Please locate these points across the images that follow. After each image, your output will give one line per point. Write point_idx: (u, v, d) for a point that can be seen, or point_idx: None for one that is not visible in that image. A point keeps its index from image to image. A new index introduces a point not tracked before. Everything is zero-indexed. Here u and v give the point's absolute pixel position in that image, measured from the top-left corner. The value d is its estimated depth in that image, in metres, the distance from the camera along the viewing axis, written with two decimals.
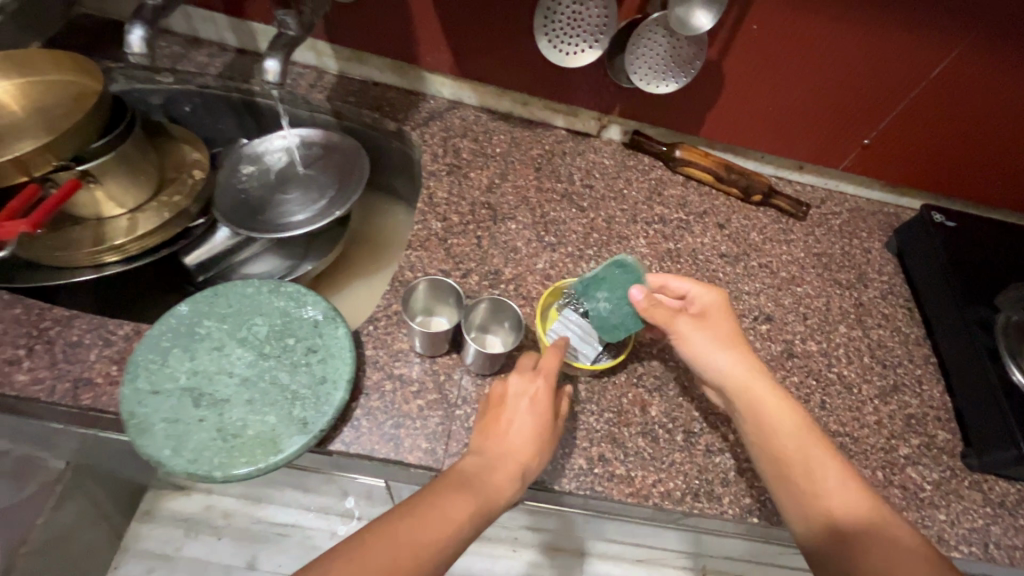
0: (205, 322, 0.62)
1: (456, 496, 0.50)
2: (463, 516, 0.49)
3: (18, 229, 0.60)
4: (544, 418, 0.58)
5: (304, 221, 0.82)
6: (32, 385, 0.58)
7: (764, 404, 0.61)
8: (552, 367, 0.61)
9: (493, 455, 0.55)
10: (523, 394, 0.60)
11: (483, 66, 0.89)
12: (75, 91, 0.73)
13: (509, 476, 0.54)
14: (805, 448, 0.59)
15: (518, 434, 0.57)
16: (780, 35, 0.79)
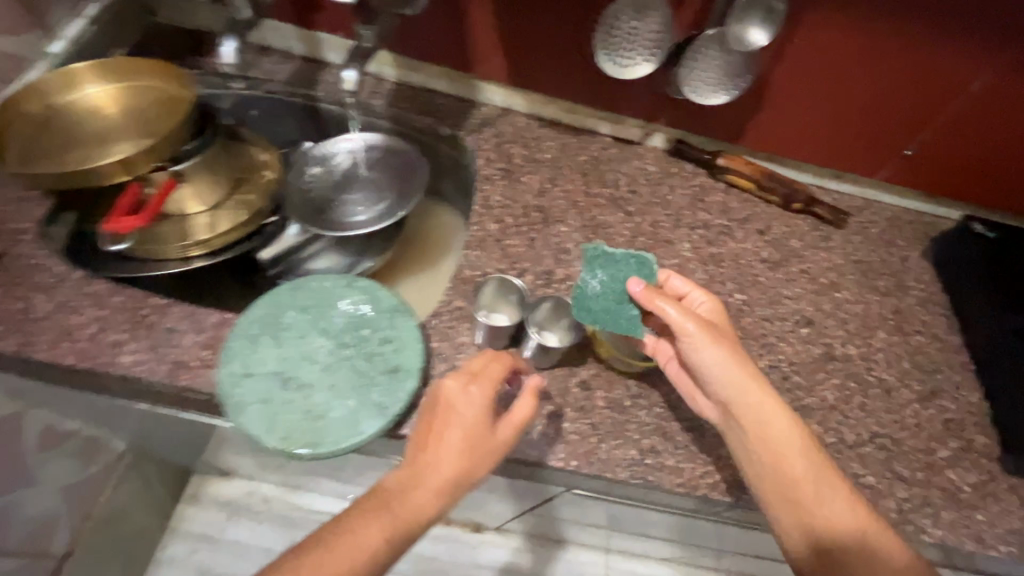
0: (288, 313, 0.67)
1: (373, 521, 0.54)
2: (383, 537, 0.54)
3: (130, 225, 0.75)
4: (475, 426, 0.57)
5: (367, 221, 0.87)
6: (136, 366, 0.64)
7: (766, 418, 0.63)
8: (488, 372, 0.60)
9: (425, 470, 0.56)
10: (458, 405, 0.58)
11: (536, 76, 0.94)
12: (161, 97, 0.79)
13: (437, 493, 0.55)
14: (792, 467, 0.62)
15: (447, 448, 0.56)
16: (824, 50, 0.83)
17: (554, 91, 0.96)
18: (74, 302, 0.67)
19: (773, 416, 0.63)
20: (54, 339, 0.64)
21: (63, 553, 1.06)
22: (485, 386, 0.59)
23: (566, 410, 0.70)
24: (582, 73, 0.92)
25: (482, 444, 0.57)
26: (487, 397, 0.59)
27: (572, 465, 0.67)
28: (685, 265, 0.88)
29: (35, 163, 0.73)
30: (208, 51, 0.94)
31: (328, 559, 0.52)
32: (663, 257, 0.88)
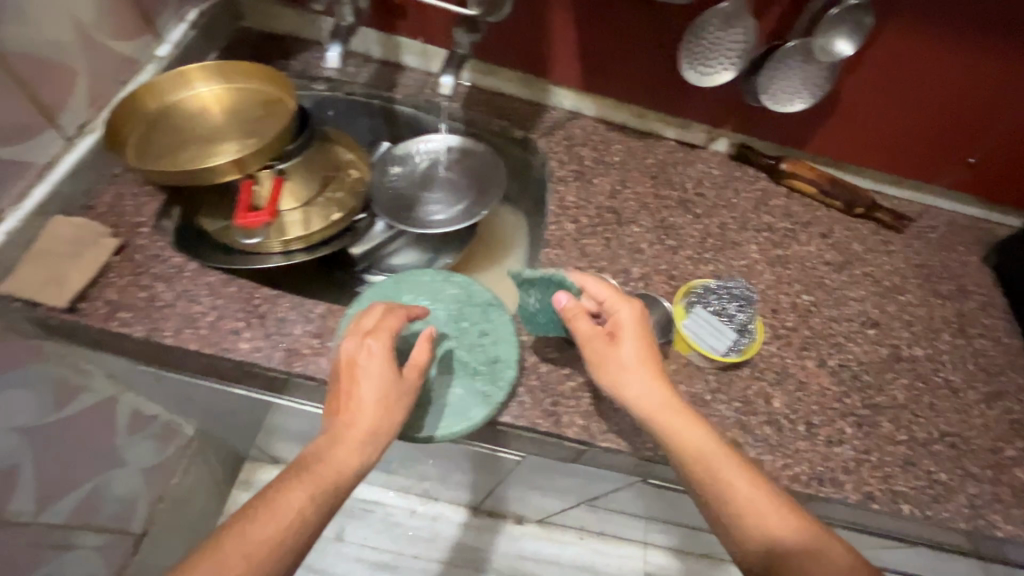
0: (393, 305, 0.71)
1: (296, 488, 0.53)
2: (306, 505, 0.53)
3: (260, 219, 0.79)
4: (386, 385, 0.59)
5: (448, 218, 0.91)
6: (254, 352, 0.68)
7: (654, 413, 0.61)
8: (392, 333, 0.62)
9: (338, 433, 0.56)
10: (372, 367, 0.59)
11: (608, 81, 0.97)
12: (262, 98, 0.84)
13: (355, 452, 0.56)
14: (709, 463, 0.58)
15: (363, 406, 0.58)
16: (901, 58, 0.85)
17: (623, 96, 0.99)
18: (192, 291, 0.71)
19: (654, 410, 0.61)
20: (178, 325, 0.68)
21: (141, 531, 1.10)
22: (384, 348, 0.60)
23: None
24: (653, 79, 0.95)
25: (397, 400, 0.59)
26: (388, 357, 0.60)
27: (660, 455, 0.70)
28: (753, 266, 0.90)
29: (148, 160, 0.76)
30: (292, 53, 0.98)
31: (251, 531, 0.50)
32: (732, 258, 0.91)
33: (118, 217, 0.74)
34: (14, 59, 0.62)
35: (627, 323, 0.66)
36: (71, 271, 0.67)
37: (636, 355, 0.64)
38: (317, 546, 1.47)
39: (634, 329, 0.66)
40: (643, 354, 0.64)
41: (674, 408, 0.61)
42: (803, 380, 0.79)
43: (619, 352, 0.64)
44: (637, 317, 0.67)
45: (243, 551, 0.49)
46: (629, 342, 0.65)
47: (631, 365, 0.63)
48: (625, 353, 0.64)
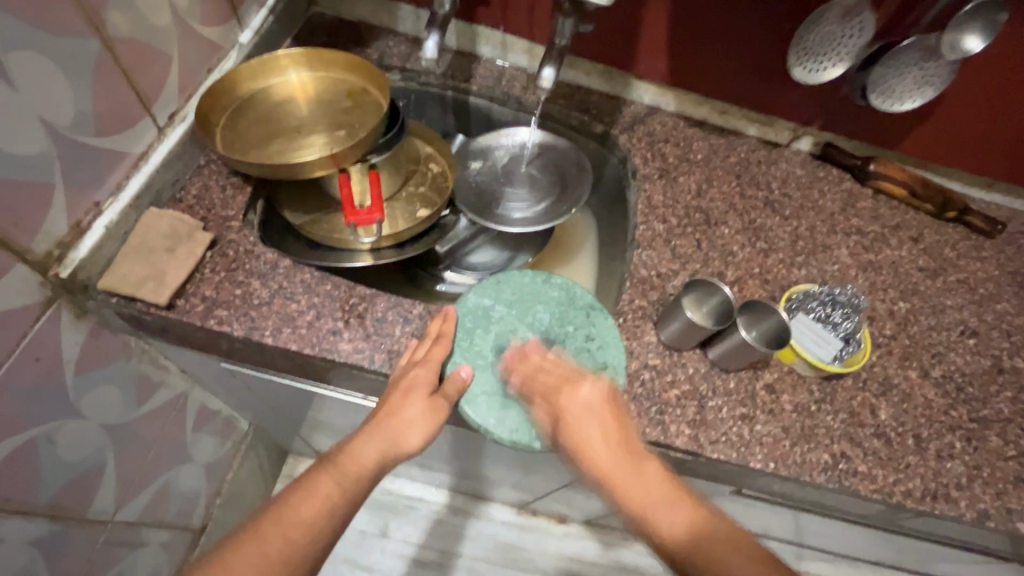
0: (496, 307, 0.69)
1: (322, 478, 0.56)
2: (333, 493, 0.56)
3: (372, 217, 0.76)
4: (428, 400, 0.61)
5: (531, 217, 0.89)
6: (355, 354, 0.66)
7: (608, 474, 0.55)
8: (438, 357, 0.63)
9: (371, 433, 0.60)
10: (420, 382, 0.61)
11: (694, 76, 0.93)
12: (347, 89, 0.81)
13: (381, 452, 0.59)
14: (651, 520, 0.52)
15: (402, 419, 0.60)
16: (1016, 63, 0.80)
17: (709, 91, 0.95)
18: (287, 289, 0.68)
19: (609, 473, 0.55)
20: (277, 324, 0.66)
21: (200, 526, 1.08)
22: (428, 369, 0.62)
23: (757, 413, 0.71)
24: (744, 73, 0.91)
25: (436, 415, 0.61)
26: (434, 376, 0.62)
27: (770, 467, 0.68)
28: (846, 271, 0.87)
29: (237, 151, 0.73)
30: (367, 41, 0.94)
31: (290, 515, 0.53)
32: (825, 262, 0.87)
33: (207, 210, 0.72)
34: (118, 45, 0.60)
35: (580, 402, 0.59)
36: (168, 267, 0.65)
37: (592, 429, 0.57)
38: (355, 541, 1.38)
39: (587, 408, 0.58)
40: (602, 433, 0.57)
41: (627, 467, 0.55)
42: (907, 391, 0.76)
43: (578, 436, 0.57)
44: (591, 395, 0.59)
45: (284, 534, 0.52)
46: (586, 423, 0.58)
47: (594, 439, 0.57)
48: (580, 425, 0.58)
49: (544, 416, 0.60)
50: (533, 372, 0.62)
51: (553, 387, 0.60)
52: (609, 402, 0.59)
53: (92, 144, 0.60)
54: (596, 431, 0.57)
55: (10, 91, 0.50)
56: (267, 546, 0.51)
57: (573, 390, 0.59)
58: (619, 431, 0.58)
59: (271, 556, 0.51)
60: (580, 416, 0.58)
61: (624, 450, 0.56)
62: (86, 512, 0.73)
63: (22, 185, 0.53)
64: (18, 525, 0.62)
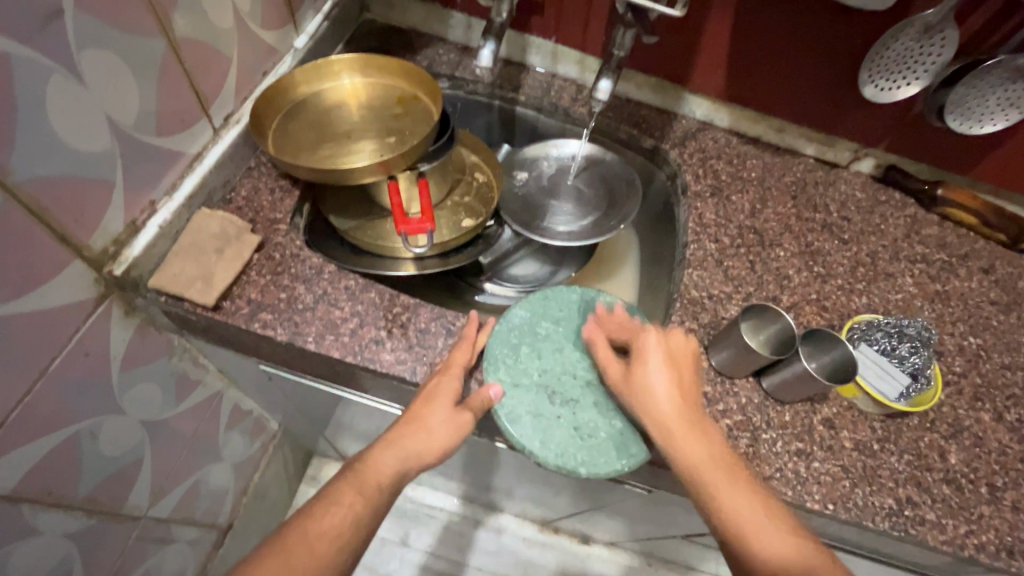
0: (543, 323, 0.66)
1: (346, 489, 0.55)
2: (356, 503, 0.55)
3: (423, 227, 0.74)
4: (451, 409, 0.59)
5: (576, 231, 0.86)
6: (396, 364, 0.64)
7: (674, 427, 0.55)
8: (461, 361, 0.62)
9: (393, 442, 0.58)
10: (443, 392, 0.60)
11: (751, 92, 0.90)
12: (398, 95, 0.80)
13: (403, 461, 0.57)
14: (727, 512, 0.51)
15: (429, 432, 0.58)
16: None
17: (767, 108, 0.92)
18: (331, 295, 0.68)
19: (671, 422, 0.55)
20: (320, 331, 0.65)
21: (226, 525, 1.08)
22: (454, 377, 0.61)
23: (815, 449, 0.67)
24: (806, 89, 0.87)
25: (461, 426, 0.59)
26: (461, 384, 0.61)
27: (829, 509, 0.63)
28: (911, 301, 0.82)
29: (288, 154, 0.73)
30: (417, 48, 0.94)
31: (315, 527, 0.52)
32: (887, 291, 0.82)
33: (255, 212, 0.72)
34: (183, 47, 0.60)
35: (666, 347, 0.59)
36: (216, 267, 0.65)
37: (664, 379, 0.57)
38: (377, 548, 1.37)
39: (668, 360, 0.58)
40: (673, 388, 0.57)
41: (693, 424, 0.55)
42: (979, 435, 0.71)
43: (643, 382, 0.57)
44: (674, 344, 0.60)
45: (309, 546, 0.51)
46: (657, 370, 0.58)
47: (665, 391, 0.56)
48: (655, 371, 0.57)
49: (614, 362, 0.60)
50: (615, 327, 0.63)
51: (637, 333, 0.61)
52: (688, 359, 0.60)
53: (153, 143, 0.60)
54: (668, 381, 0.57)
55: (81, 88, 0.50)
56: (293, 559, 0.50)
57: (660, 337, 0.60)
58: (691, 383, 0.58)
59: (294, 565, 0.50)
60: (656, 361, 0.58)
61: (691, 408, 0.57)
62: (121, 507, 0.73)
63: (88, 182, 0.53)
64: (56, 519, 0.62)
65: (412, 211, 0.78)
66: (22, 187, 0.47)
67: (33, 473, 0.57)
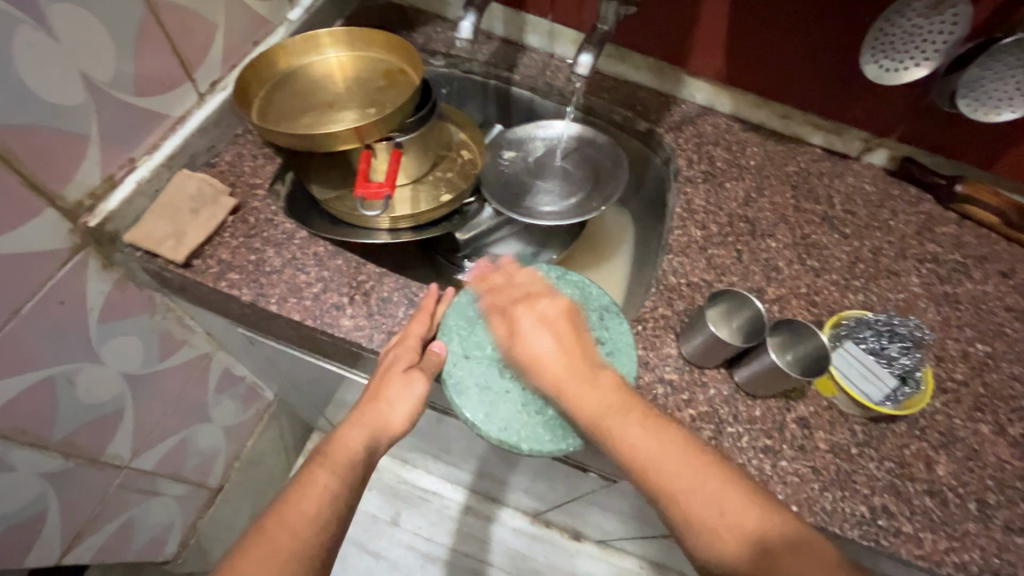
0: (503, 297, 0.65)
1: (318, 471, 0.54)
2: (331, 482, 0.54)
3: (382, 191, 0.73)
4: (404, 379, 0.59)
5: (558, 211, 0.84)
6: (354, 331, 0.65)
7: (566, 386, 0.55)
8: (421, 332, 0.62)
9: (357, 419, 0.58)
10: (396, 362, 0.60)
11: (753, 74, 0.86)
12: (384, 69, 0.81)
13: (369, 435, 0.57)
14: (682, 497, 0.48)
15: (392, 406, 0.59)
16: None
17: (772, 92, 0.87)
18: (300, 260, 0.68)
19: (562, 380, 0.56)
20: (284, 294, 0.66)
21: (217, 487, 1.11)
22: (410, 346, 0.61)
23: (784, 447, 0.63)
24: (812, 72, 0.82)
25: (416, 394, 0.59)
26: (416, 353, 0.61)
27: (793, 510, 0.60)
28: (914, 302, 0.76)
29: (269, 121, 0.75)
30: (414, 25, 0.94)
31: (292, 512, 0.51)
32: (888, 289, 0.77)
33: (236, 177, 0.74)
34: (163, 10, 0.62)
35: (538, 315, 0.59)
36: (190, 226, 0.67)
37: (546, 343, 0.57)
38: (366, 525, 1.38)
39: (542, 322, 0.59)
40: (556, 345, 0.58)
41: (583, 376, 0.56)
42: (975, 448, 0.65)
43: (530, 349, 0.58)
44: (551, 311, 0.60)
45: (291, 529, 0.50)
46: (539, 335, 0.58)
47: (549, 351, 0.57)
48: (537, 339, 0.58)
49: (502, 330, 0.61)
50: (496, 290, 0.63)
51: (509, 304, 0.61)
52: (568, 319, 0.60)
53: (132, 103, 0.63)
54: (551, 343, 0.57)
55: (52, 42, 0.52)
56: (275, 543, 0.49)
57: (531, 305, 0.60)
58: (577, 340, 0.58)
59: (281, 551, 0.49)
60: (539, 333, 0.58)
61: (579, 359, 0.57)
62: (100, 455, 0.76)
63: (59, 134, 0.56)
64: (30, 457, 0.66)
65: (375, 177, 0.77)
66: None
67: (6, 407, 0.60)
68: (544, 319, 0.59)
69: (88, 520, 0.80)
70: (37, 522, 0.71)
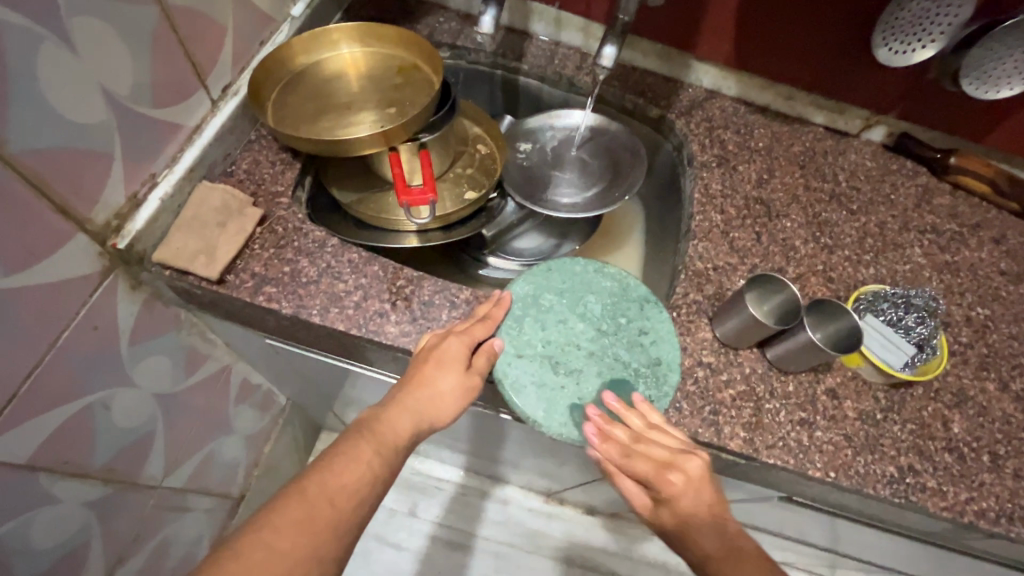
0: (547, 295, 0.66)
1: (362, 446, 0.52)
2: (375, 461, 0.51)
3: (425, 197, 0.73)
4: (461, 375, 0.58)
5: (580, 204, 0.85)
6: (401, 337, 0.65)
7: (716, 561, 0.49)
8: (478, 335, 0.61)
9: (405, 404, 0.56)
10: (451, 357, 0.58)
11: (759, 57, 0.88)
12: (397, 64, 0.79)
13: (415, 422, 0.56)
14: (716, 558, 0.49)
15: (441, 397, 0.57)
16: None
17: (776, 74, 0.89)
18: (335, 268, 0.68)
19: (710, 555, 0.49)
20: (324, 304, 0.66)
21: (239, 496, 1.10)
22: (461, 342, 0.60)
23: (818, 418, 0.67)
24: (816, 53, 0.85)
25: (468, 391, 0.59)
26: (466, 350, 0.60)
27: (831, 476, 0.64)
28: (919, 272, 0.81)
29: (288, 126, 0.72)
30: (417, 17, 0.92)
31: (333, 480, 0.48)
32: (895, 262, 0.81)
33: (257, 186, 0.71)
34: (176, 14, 0.59)
35: (690, 488, 0.52)
36: (219, 240, 0.65)
37: (704, 519, 0.51)
38: (385, 519, 1.39)
39: (702, 493, 0.52)
40: (711, 519, 0.51)
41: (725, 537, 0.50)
42: (983, 404, 0.71)
43: (686, 523, 0.51)
44: (697, 477, 0.53)
45: (329, 495, 0.47)
46: (693, 509, 0.51)
47: (709, 526, 0.50)
48: (696, 521, 0.51)
49: (640, 493, 0.55)
50: (627, 452, 0.54)
51: (661, 465, 0.53)
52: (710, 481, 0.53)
53: (150, 115, 0.60)
54: (706, 515, 0.51)
55: (73, 56, 0.49)
56: (317, 512, 0.45)
57: (679, 473, 0.53)
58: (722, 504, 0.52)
59: (318, 520, 0.45)
60: (698, 509, 0.51)
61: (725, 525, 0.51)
62: (137, 478, 0.75)
63: (85, 154, 0.53)
64: (72, 488, 0.64)
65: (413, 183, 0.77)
66: (18, 156, 0.47)
67: (47, 442, 0.58)
68: (699, 488, 0.52)
69: (128, 542, 0.78)
70: (82, 552, 0.69)
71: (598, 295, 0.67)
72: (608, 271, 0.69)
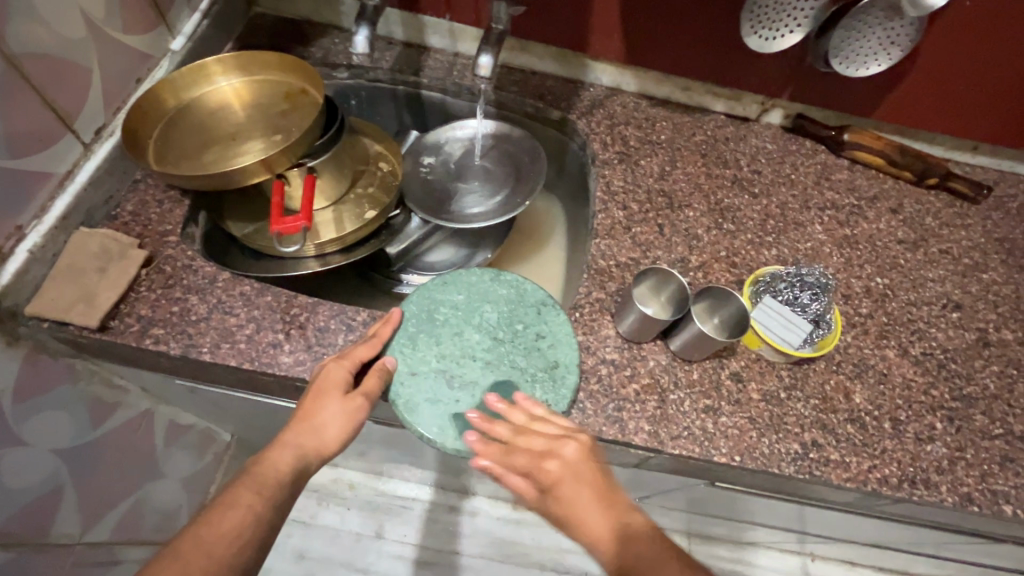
0: (442, 309, 0.66)
1: (243, 491, 0.51)
2: (257, 503, 0.50)
3: (298, 225, 0.70)
4: (344, 402, 0.57)
5: (485, 213, 0.85)
6: (296, 366, 0.64)
7: (599, 538, 0.49)
8: (362, 356, 0.61)
9: (287, 439, 0.55)
10: (332, 384, 0.58)
11: (651, 52, 0.89)
12: (284, 91, 0.78)
13: (299, 456, 0.55)
14: (607, 545, 0.49)
15: (325, 424, 0.57)
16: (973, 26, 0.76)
17: (670, 68, 0.91)
18: (226, 303, 0.66)
19: (596, 535, 0.49)
20: (215, 340, 0.64)
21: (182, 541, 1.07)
22: (344, 365, 0.59)
23: (722, 404, 0.68)
24: (705, 45, 0.86)
25: (355, 416, 0.58)
26: (349, 374, 0.59)
27: (736, 460, 0.65)
28: (819, 249, 0.83)
29: (170, 163, 0.71)
30: (310, 39, 0.91)
31: (210, 534, 0.47)
32: (796, 241, 0.83)
33: (143, 226, 0.70)
34: (25, 63, 0.58)
35: (568, 470, 0.52)
36: (99, 287, 0.64)
37: (586, 498, 0.51)
38: (351, 544, 1.32)
39: (580, 475, 0.52)
40: (595, 500, 0.51)
41: (615, 521, 0.50)
42: (884, 372, 0.73)
43: (570, 506, 0.51)
44: (574, 456, 0.53)
45: (205, 550, 0.46)
46: (573, 489, 0.51)
47: (590, 507, 0.51)
48: (577, 502, 0.51)
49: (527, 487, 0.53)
50: (505, 447, 0.55)
51: (540, 453, 0.54)
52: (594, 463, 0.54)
53: (8, 167, 0.59)
54: (590, 494, 0.51)
55: None
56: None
57: (557, 458, 0.53)
58: (610, 487, 0.53)
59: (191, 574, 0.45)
60: (576, 493, 0.51)
61: (614, 505, 0.51)
62: (44, 537, 0.73)
63: None
64: None
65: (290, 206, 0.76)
66: None
67: None
68: (584, 471, 0.53)
69: None
70: None
71: (494, 304, 0.67)
72: (504, 279, 0.69)
